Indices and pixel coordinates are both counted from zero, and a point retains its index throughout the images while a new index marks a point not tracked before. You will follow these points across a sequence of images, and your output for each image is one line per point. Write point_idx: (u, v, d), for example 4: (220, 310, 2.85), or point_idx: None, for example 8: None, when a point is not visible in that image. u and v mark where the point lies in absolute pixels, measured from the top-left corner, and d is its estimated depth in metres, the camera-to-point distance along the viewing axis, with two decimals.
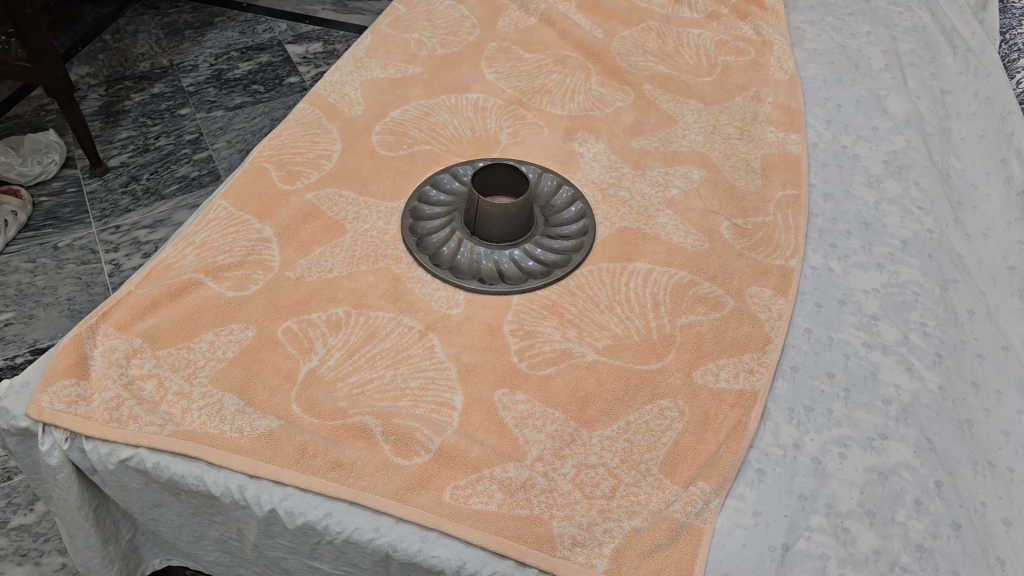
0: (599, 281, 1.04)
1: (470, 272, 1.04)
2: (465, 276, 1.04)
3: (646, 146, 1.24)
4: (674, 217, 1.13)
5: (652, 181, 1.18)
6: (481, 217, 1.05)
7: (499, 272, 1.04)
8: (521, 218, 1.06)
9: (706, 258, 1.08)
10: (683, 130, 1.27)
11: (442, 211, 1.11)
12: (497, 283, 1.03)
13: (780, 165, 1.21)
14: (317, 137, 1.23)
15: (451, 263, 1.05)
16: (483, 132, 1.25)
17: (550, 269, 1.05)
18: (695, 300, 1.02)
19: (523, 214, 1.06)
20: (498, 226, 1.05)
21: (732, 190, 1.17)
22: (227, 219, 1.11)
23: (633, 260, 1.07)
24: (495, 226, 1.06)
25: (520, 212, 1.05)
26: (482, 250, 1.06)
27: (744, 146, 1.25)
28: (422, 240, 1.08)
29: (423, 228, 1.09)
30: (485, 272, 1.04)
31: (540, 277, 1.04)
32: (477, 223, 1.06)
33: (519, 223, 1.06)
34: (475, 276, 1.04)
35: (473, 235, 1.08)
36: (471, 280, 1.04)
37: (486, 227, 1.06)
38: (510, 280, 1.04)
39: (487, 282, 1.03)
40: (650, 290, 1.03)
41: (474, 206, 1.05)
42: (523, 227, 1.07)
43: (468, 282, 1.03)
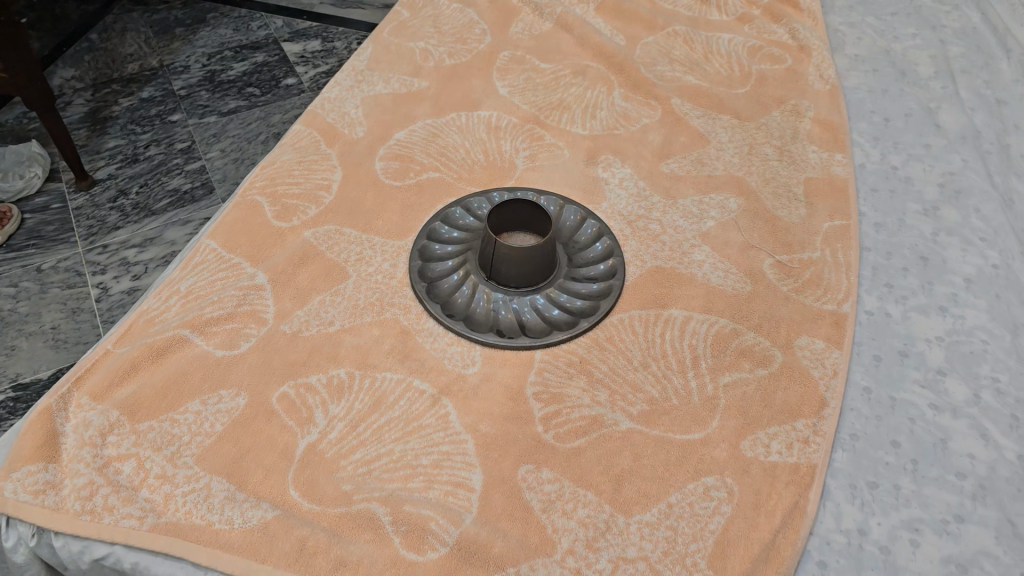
0: (631, 333, 0.93)
1: (487, 323, 0.93)
2: (482, 328, 0.93)
3: (677, 171, 1.13)
4: (711, 254, 1.02)
5: (685, 211, 1.07)
6: (498, 261, 0.94)
7: (519, 322, 0.93)
8: (543, 261, 0.95)
9: (748, 303, 0.96)
10: (716, 151, 1.16)
11: (454, 250, 1.00)
12: (518, 336, 0.92)
13: (825, 190, 1.10)
14: (314, 164, 1.12)
15: (466, 313, 0.94)
16: (497, 156, 1.14)
17: (576, 319, 0.94)
18: (738, 354, 0.92)
19: (546, 257, 0.95)
20: (517, 270, 0.94)
21: (773, 221, 1.06)
22: (216, 263, 1.00)
23: (668, 306, 0.96)
24: (515, 271, 0.94)
25: (543, 255, 0.94)
26: (500, 297, 0.95)
27: (784, 169, 1.13)
28: (433, 285, 0.97)
29: (433, 272, 0.98)
30: (504, 324, 0.93)
31: (566, 328, 0.93)
32: (495, 267, 0.95)
33: (541, 267, 0.95)
34: (493, 328, 0.93)
35: (489, 279, 0.97)
36: (488, 332, 0.93)
37: (504, 272, 0.95)
38: (532, 332, 0.93)
39: (506, 335, 0.92)
40: (688, 342, 0.93)
41: (491, 250, 0.94)
42: (545, 270, 0.96)
43: (485, 336, 0.92)
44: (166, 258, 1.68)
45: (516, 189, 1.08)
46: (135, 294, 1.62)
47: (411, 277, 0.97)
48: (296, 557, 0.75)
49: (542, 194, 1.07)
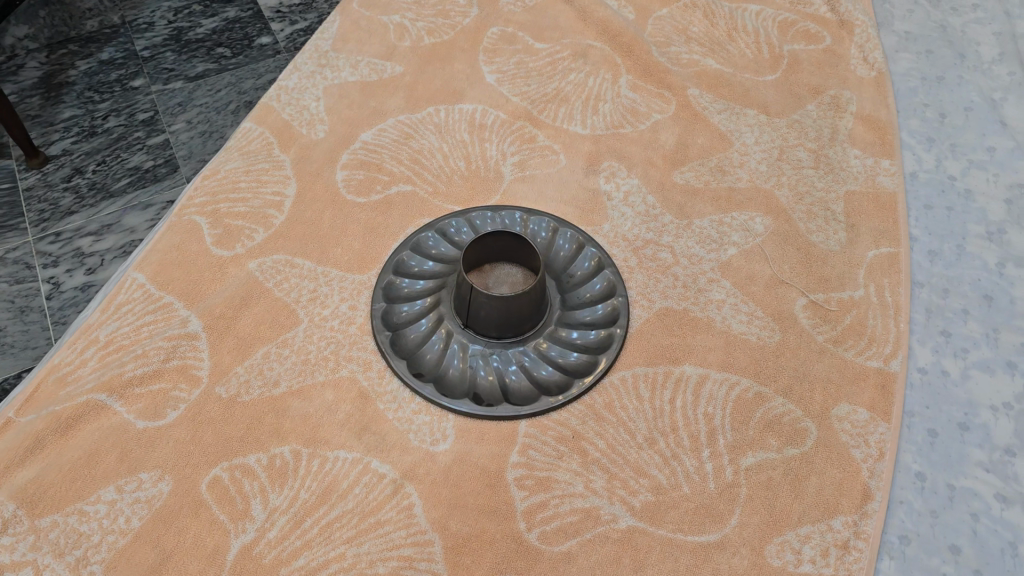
0: (635, 397, 0.78)
1: (462, 386, 0.78)
2: (456, 392, 0.77)
3: (693, 182, 0.95)
4: (732, 292, 0.85)
5: (701, 235, 0.90)
6: (476, 311, 0.78)
7: (500, 384, 0.78)
8: (530, 309, 0.79)
9: (776, 357, 0.80)
10: (740, 156, 0.98)
11: (425, 287, 0.84)
12: (499, 402, 0.77)
13: (869, 207, 0.92)
14: (264, 174, 0.95)
15: (437, 373, 0.79)
16: (480, 163, 0.96)
17: (570, 380, 0.78)
18: (763, 427, 0.76)
19: (534, 305, 0.79)
20: (499, 321, 0.78)
21: (808, 248, 0.89)
22: (142, 303, 0.84)
23: (679, 361, 0.80)
24: (495, 322, 0.78)
25: (530, 303, 0.78)
26: (478, 352, 0.79)
27: (821, 179, 0.95)
28: (398, 334, 0.81)
29: (400, 318, 0.82)
30: (482, 387, 0.77)
31: (558, 392, 0.78)
32: (472, 316, 0.79)
33: (527, 316, 0.79)
34: (470, 392, 0.77)
35: (465, 328, 0.81)
36: (464, 398, 0.77)
37: (483, 322, 0.79)
38: (516, 398, 0.77)
39: (485, 402, 0.77)
40: (703, 409, 0.77)
41: (467, 297, 0.78)
42: (533, 318, 0.80)
43: (460, 402, 0.77)
44: (124, 249, 1.53)
45: (501, 208, 0.91)
46: (89, 290, 1.47)
47: (372, 325, 0.81)
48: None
49: (531, 215, 0.90)
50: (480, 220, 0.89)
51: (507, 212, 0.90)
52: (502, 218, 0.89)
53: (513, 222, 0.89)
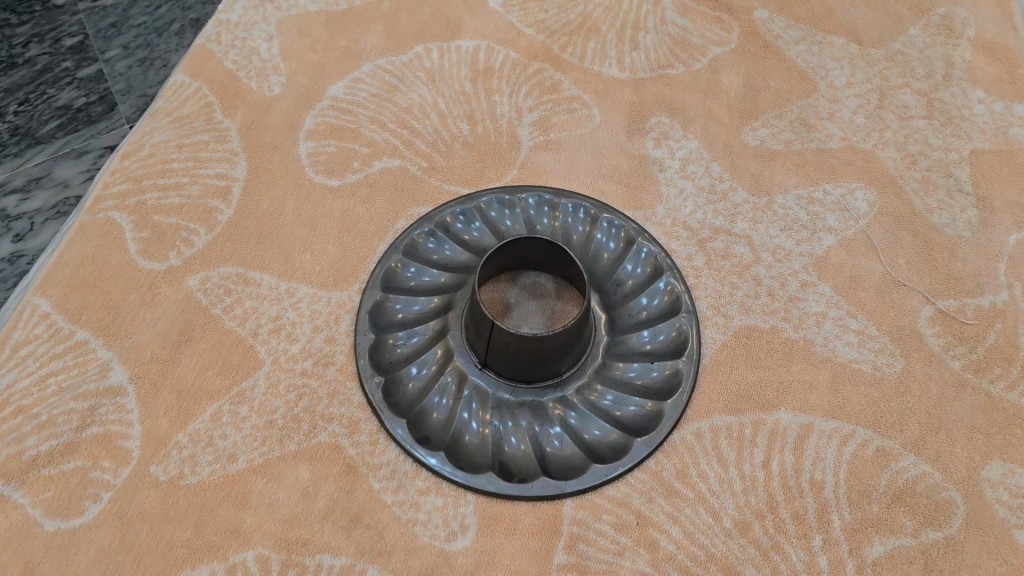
0: (717, 462, 0.58)
1: (485, 454, 0.58)
2: (476, 463, 0.57)
3: (769, 142, 0.72)
4: (835, 301, 0.64)
5: (787, 219, 0.68)
6: (498, 350, 0.58)
7: (536, 452, 0.58)
8: (569, 344, 0.58)
9: (900, 397, 0.60)
10: (829, 104, 0.75)
11: (426, 311, 0.63)
12: (536, 476, 0.57)
13: (1003, 171, 0.70)
14: (203, 149, 0.71)
15: (449, 436, 0.58)
16: (488, 124, 0.73)
17: (629, 439, 0.58)
18: (890, 500, 0.57)
19: (575, 339, 0.58)
20: (531, 363, 0.58)
21: (929, 233, 0.67)
22: (47, 342, 0.62)
23: (771, 406, 0.60)
24: (525, 365, 0.58)
25: (571, 337, 0.57)
26: (504, 408, 0.59)
27: (938, 133, 0.72)
28: (394, 380, 0.60)
29: (395, 355, 0.61)
30: (512, 456, 0.57)
31: (614, 458, 0.58)
32: (494, 356, 0.58)
33: (568, 352, 0.59)
34: (494, 462, 0.57)
35: (483, 369, 0.60)
36: (487, 470, 0.57)
37: (509, 364, 0.58)
38: (558, 469, 0.57)
39: (517, 476, 0.57)
40: (810, 477, 0.57)
41: (486, 332, 0.57)
42: (574, 353, 0.59)
43: (481, 478, 0.57)
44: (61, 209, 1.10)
45: (522, 190, 0.69)
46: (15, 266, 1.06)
47: (358, 367, 0.60)
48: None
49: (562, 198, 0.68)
50: (494, 209, 0.68)
51: (530, 196, 0.68)
52: (524, 205, 0.67)
53: (538, 209, 0.67)
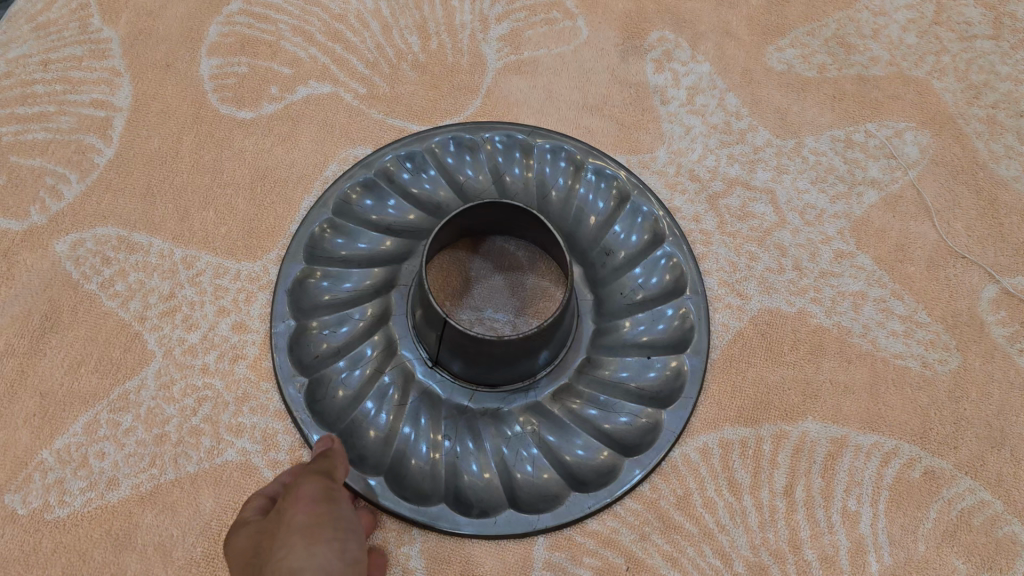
0: (730, 488, 0.46)
1: (436, 480, 0.44)
2: (424, 491, 0.44)
3: (799, 66, 0.58)
4: (877, 278, 0.51)
5: (819, 169, 0.55)
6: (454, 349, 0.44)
7: (502, 477, 0.44)
8: (545, 339, 0.44)
9: (955, 403, 0.48)
10: (873, 17, 0.60)
11: (362, 290, 0.49)
12: (500, 508, 0.44)
13: None
14: (75, 67, 0.56)
15: (389, 456, 0.44)
16: (444, 38, 0.58)
17: (620, 460, 0.45)
18: (941, 538, 0.45)
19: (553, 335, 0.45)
20: (499, 365, 0.44)
21: (993, 191, 0.54)
22: None
23: (796, 414, 0.48)
24: (487, 369, 0.44)
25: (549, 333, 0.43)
26: (460, 420, 0.46)
27: (1006, 59, 0.59)
28: (319, 382, 0.46)
29: (322, 350, 0.47)
30: (470, 484, 0.44)
31: (599, 485, 0.45)
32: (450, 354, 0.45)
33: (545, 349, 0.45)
34: (447, 490, 0.44)
35: (434, 367, 0.46)
36: (439, 500, 0.43)
37: (466, 363, 0.45)
38: (529, 500, 0.44)
39: (477, 509, 0.43)
40: (845, 508, 0.46)
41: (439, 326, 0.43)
42: (551, 349, 0.46)
43: (431, 512, 0.43)
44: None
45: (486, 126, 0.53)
46: None
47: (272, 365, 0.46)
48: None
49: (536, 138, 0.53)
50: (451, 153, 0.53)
51: (498, 136, 0.53)
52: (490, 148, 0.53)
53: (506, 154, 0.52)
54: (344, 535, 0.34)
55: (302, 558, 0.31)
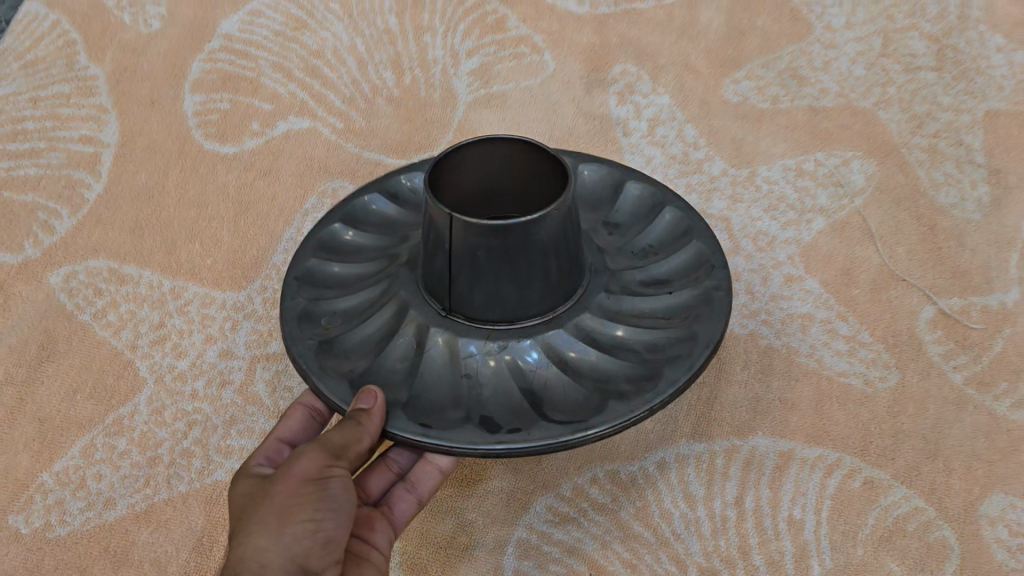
0: (683, 498, 0.50)
1: (457, 407, 0.38)
2: (447, 419, 0.37)
3: (753, 98, 0.62)
4: (823, 302, 0.55)
5: (770, 198, 0.58)
6: (466, 267, 0.39)
7: (533, 402, 0.38)
8: (556, 243, 0.39)
9: (894, 419, 0.52)
10: (824, 50, 0.64)
11: (378, 276, 0.45)
12: (535, 424, 0.37)
13: (1021, 134, 0.60)
14: (63, 104, 0.60)
15: (407, 392, 0.39)
16: (417, 72, 0.62)
17: (654, 368, 0.39)
18: (878, 542, 0.48)
19: (570, 244, 0.40)
20: (516, 284, 0.39)
21: (934, 217, 0.58)
22: None
23: (747, 430, 0.52)
24: (505, 281, 0.39)
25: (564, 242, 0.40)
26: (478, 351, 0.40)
27: (948, 89, 0.62)
28: (328, 348, 0.41)
29: (334, 322, 0.42)
30: (500, 410, 0.38)
31: (638, 392, 0.38)
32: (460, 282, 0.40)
33: (562, 265, 0.40)
34: (470, 416, 0.37)
35: (450, 316, 0.41)
36: (465, 424, 0.37)
37: (473, 286, 0.39)
38: (566, 415, 0.37)
39: (507, 427, 0.37)
40: (790, 515, 0.49)
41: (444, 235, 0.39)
42: (569, 270, 0.41)
43: (458, 436, 0.36)
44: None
45: None
46: None
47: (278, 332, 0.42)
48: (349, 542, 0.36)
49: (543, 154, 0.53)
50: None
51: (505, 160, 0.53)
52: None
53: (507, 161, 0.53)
54: (322, 517, 0.34)
55: (268, 539, 0.33)
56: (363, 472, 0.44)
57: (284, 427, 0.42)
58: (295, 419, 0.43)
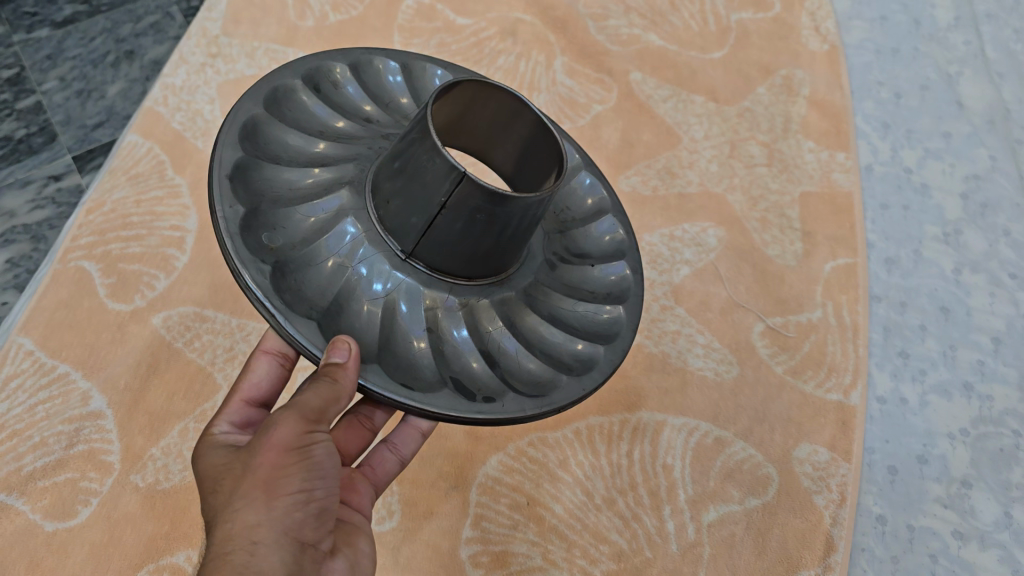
0: (592, 453, 0.73)
1: (435, 370, 0.51)
2: (425, 381, 0.50)
3: (640, 188, 0.87)
4: (687, 321, 0.80)
5: (651, 254, 0.84)
6: (451, 219, 0.50)
7: (495, 372, 0.53)
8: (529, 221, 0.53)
9: (735, 397, 0.77)
10: (690, 154, 0.91)
11: (311, 185, 0.55)
12: (502, 395, 0.52)
13: (826, 211, 0.87)
14: (158, 205, 0.84)
15: (375, 344, 0.51)
16: None
17: (590, 351, 0.58)
18: (723, 476, 0.73)
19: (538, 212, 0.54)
20: (487, 251, 0.52)
21: (763, 264, 0.84)
22: (33, 376, 0.74)
23: (634, 407, 0.76)
24: (483, 234, 0.51)
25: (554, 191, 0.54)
26: (446, 317, 0.53)
27: (775, 178, 0.90)
28: (284, 269, 0.50)
29: (273, 241, 0.51)
30: (478, 383, 0.52)
31: (581, 369, 0.57)
32: (428, 241, 0.52)
33: (524, 244, 0.54)
34: (447, 379, 0.51)
35: (408, 259, 0.53)
36: (443, 389, 0.50)
37: (448, 249, 0.52)
38: (527, 386, 0.54)
39: (481, 397, 0.51)
40: (664, 462, 0.73)
41: (439, 194, 0.49)
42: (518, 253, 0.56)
43: (440, 400, 0.50)
44: (15, 262, 1.02)
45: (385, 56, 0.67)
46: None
47: (225, 254, 0.48)
48: (332, 494, 0.50)
49: (372, 65, 0.66)
50: (330, 83, 0.63)
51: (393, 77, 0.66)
52: (359, 68, 0.65)
53: (368, 88, 0.65)
54: (309, 485, 0.47)
55: (259, 516, 0.45)
56: (343, 432, 0.63)
57: (247, 389, 0.61)
58: (261, 376, 0.62)
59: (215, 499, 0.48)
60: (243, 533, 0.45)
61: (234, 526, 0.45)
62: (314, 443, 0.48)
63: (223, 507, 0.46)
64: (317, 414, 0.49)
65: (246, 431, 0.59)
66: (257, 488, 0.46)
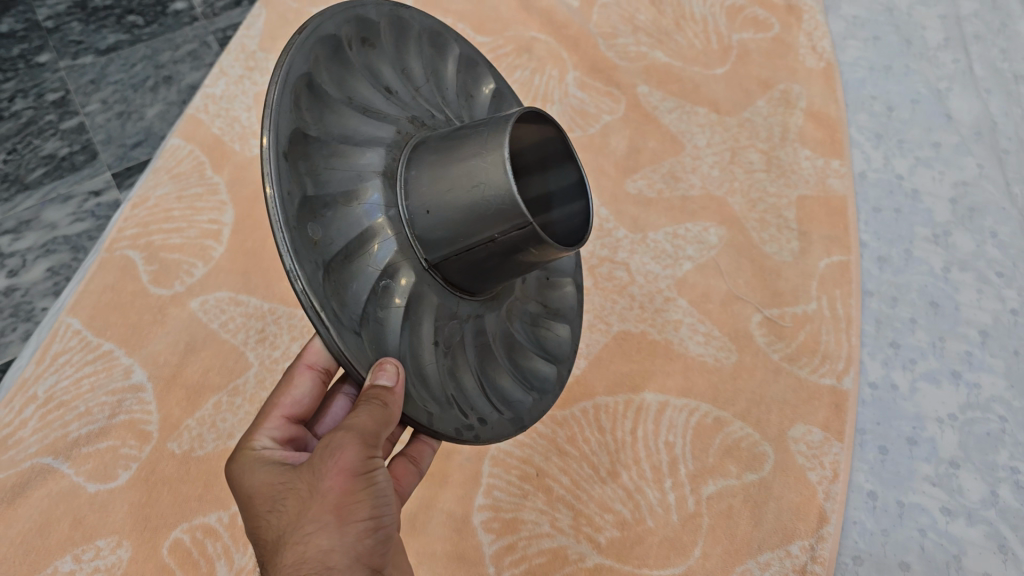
0: (597, 431, 0.78)
1: (441, 388, 0.51)
2: (436, 400, 0.50)
3: (646, 191, 0.94)
4: (689, 311, 0.85)
5: (656, 250, 0.89)
6: (494, 250, 0.50)
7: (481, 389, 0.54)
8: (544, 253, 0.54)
9: (733, 381, 0.81)
10: (693, 160, 0.96)
11: (346, 171, 0.50)
12: (489, 416, 0.54)
13: (821, 213, 0.93)
14: (198, 200, 0.91)
15: (411, 364, 0.50)
16: None
17: (545, 372, 0.61)
18: (722, 452, 0.78)
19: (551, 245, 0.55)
20: (504, 273, 0.53)
21: (761, 260, 0.89)
22: (80, 352, 0.80)
23: (639, 389, 0.80)
24: (510, 266, 0.52)
25: (574, 229, 0.56)
26: (450, 331, 0.53)
27: (772, 183, 0.95)
28: (327, 268, 0.46)
29: (316, 232, 0.46)
30: (470, 401, 0.53)
31: (538, 390, 0.59)
32: (455, 260, 0.51)
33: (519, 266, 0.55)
34: (449, 397, 0.52)
35: (429, 270, 0.52)
36: (450, 409, 0.51)
37: (474, 271, 0.52)
38: (501, 405, 0.56)
39: (475, 416, 0.52)
40: (665, 439, 0.78)
41: (494, 228, 0.49)
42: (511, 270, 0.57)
43: (450, 422, 0.50)
44: (55, 272, 1.08)
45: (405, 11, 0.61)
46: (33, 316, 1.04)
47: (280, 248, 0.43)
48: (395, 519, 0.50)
49: (401, 29, 0.60)
50: (364, 34, 0.55)
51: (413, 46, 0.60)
52: (387, 24, 0.58)
53: (391, 48, 0.59)
54: (377, 512, 0.48)
55: (333, 541, 0.46)
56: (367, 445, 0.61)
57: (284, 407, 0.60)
58: (303, 388, 0.61)
59: (279, 517, 0.48)
60: (316, 556, 0.45)
61: (308, 549, 0.45)
62: (375, 469, 0.48)
63: (293, 529, 0.46)
64: (374, 438, 0.48)
65: (288, 448, 0.57)
66: (330, 512, 0.46)
